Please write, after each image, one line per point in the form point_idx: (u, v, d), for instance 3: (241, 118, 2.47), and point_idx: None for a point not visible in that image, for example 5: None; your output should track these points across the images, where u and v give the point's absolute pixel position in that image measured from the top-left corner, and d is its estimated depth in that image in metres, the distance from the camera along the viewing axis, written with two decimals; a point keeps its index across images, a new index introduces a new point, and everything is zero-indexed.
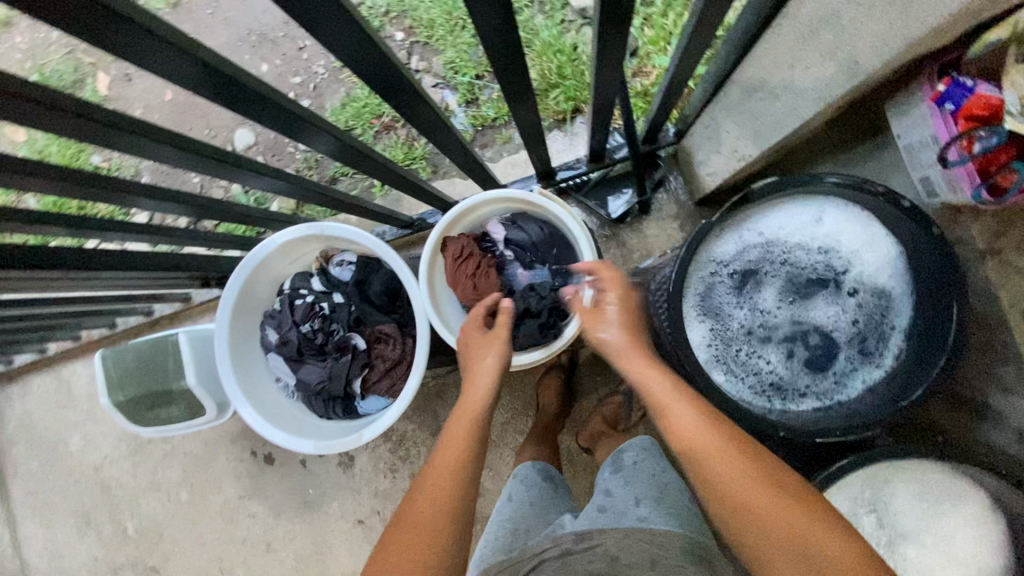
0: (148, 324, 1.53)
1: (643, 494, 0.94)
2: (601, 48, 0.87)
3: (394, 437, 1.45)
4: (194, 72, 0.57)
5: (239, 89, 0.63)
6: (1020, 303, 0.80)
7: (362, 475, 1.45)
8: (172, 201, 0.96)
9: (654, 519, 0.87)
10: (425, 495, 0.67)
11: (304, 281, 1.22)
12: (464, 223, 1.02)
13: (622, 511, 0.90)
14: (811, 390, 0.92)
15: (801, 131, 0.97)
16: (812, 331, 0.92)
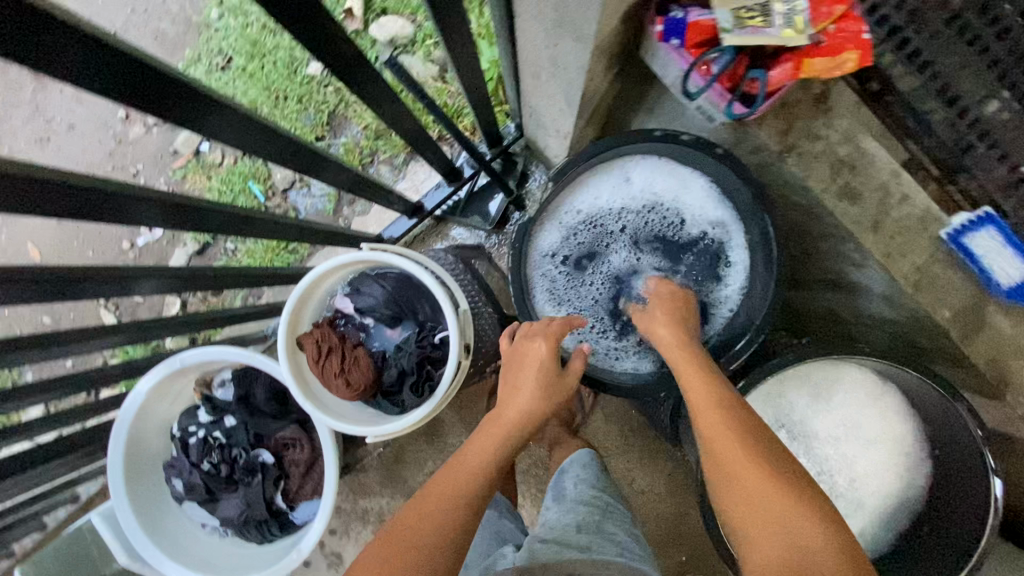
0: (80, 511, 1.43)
1: (585, 516, 0.93)
2: (370, 94, 0.86)
3: (372, 517, 1.37)
4: None
5: None
6: (834, 184, 0.82)
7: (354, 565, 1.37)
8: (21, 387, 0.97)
9: (600, 547, 0.85)
10: (430, 504, 0.65)
11: (190, 417, 1.15)
12: (310, 307, 0.98)
13: (566, 537, 0.88)
14: None
15: (599, 95, 0.98)
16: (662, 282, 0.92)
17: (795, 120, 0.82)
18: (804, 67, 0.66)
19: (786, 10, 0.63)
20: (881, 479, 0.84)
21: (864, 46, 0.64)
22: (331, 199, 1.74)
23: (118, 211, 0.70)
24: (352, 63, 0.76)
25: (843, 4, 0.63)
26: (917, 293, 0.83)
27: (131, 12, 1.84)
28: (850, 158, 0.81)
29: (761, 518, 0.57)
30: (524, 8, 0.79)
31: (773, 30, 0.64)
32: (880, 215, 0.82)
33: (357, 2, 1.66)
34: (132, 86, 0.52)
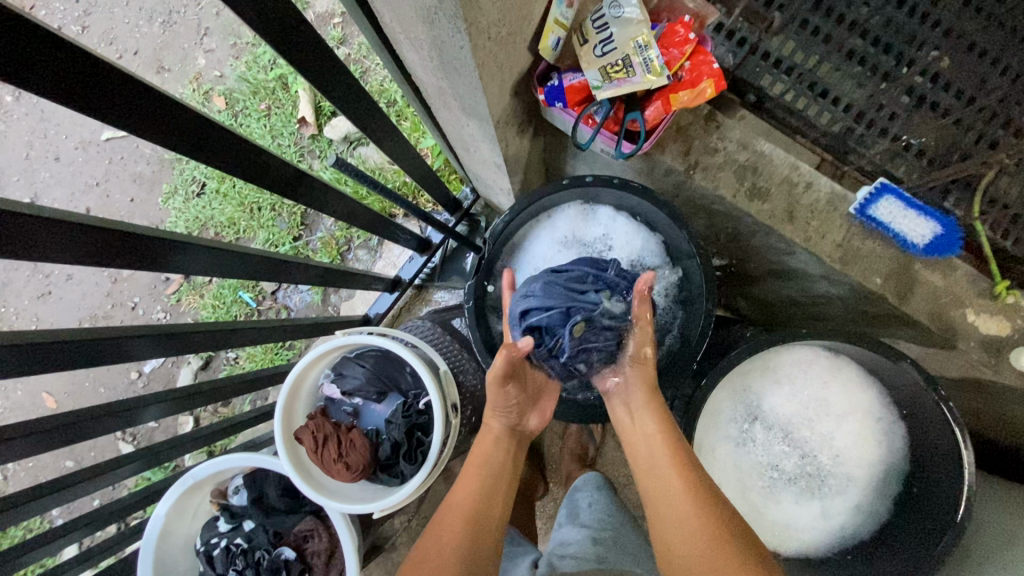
0: None
1: (598, 532, 0.93)
2: (320, 199, 0.96)
3: None
4: None
5: None
6: (743, 188, 0.90)
7: None
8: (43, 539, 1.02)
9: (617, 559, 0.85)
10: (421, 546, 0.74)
11: (211, 529, 1.19)
12: (301, 396, 1.04)
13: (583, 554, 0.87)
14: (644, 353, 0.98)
15: (525, 154, 1.09)
16: None
17: (691, 141, 0.91)
18: (673, 102, 0.75)
19: (642, 60, 0.73)
20: (861, 451, 0.87)
21: (716, 74, 0.74)
22: (317, 291, 1.84)
23: (123, 352, 0.83)
24: (297, 180, 0.86)
25: (690, 43, 0.74)
26: (845, 267, 0.88)
27: (109, 163, 2.01)
28: (750, 162, 0.90)
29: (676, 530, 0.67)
30: (434, 100, 0.90)
31: (636, 78, 0.74)
32: (791, 205, 0.89)
33: (309, 111, 1.81)
34: (98, 251, 0.65)
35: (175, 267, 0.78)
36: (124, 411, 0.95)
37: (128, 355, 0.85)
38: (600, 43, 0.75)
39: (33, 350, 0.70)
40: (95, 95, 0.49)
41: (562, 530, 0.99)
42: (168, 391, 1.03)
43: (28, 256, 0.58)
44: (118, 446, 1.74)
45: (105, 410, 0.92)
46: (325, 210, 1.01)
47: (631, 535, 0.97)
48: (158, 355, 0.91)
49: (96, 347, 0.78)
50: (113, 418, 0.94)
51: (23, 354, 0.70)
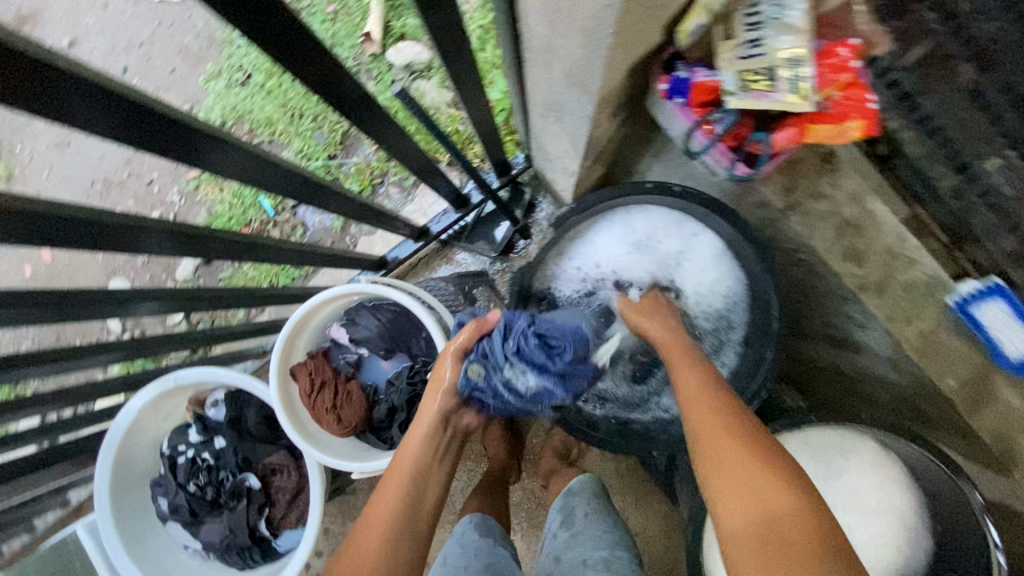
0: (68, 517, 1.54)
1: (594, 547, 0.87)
2: (377, 130, 0.87)
3: None
4: None
5: None
6: (838, 246, 0.81)
7: None
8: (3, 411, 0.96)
9: None
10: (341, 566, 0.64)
11: (180, 436, 1.14)
12: (308, 331, 0.97)
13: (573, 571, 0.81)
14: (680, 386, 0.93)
15: (606, 139, 0.98)
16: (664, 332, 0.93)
17: (800, 178, 0.81)
18: (809, 132, 0.66)
19: (791, 76, 0.63)
20: (880, 551, 0.79)
21: (869, 115, 0.64)
22: (338, 218, 1.75)
23: (131, 241, 0.74)
24: (360, 103, 0.76)
25: (850, 73, 0.63)
26: (919, 358, 0.81)
27: (156, 26, 1.88)
28: (856, 219, 0.80)
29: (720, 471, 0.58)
30: (534, 56, 0.79)
31: (778, 96, 0.64)
32: (885, 278, 0.80)
33: (377, 26, 1.68)
34: (129, 129, 0.55)
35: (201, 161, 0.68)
36: (111, 300, 0.87)
37: (135, 245, 0.76)
38: (747, 44, 0.64)
39: (41, 222, 0.60)
40: None
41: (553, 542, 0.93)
42: (163, 290, 0.94)
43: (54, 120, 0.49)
44: (103, 322, 1.68)
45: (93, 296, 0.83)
46: (380, 142, 0.92)
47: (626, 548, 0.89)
48: (161, 253, 0.82)
49: (106, 234, 0.69)
50: (101, 305, 0.86)
51: (30, 226, 0.60)
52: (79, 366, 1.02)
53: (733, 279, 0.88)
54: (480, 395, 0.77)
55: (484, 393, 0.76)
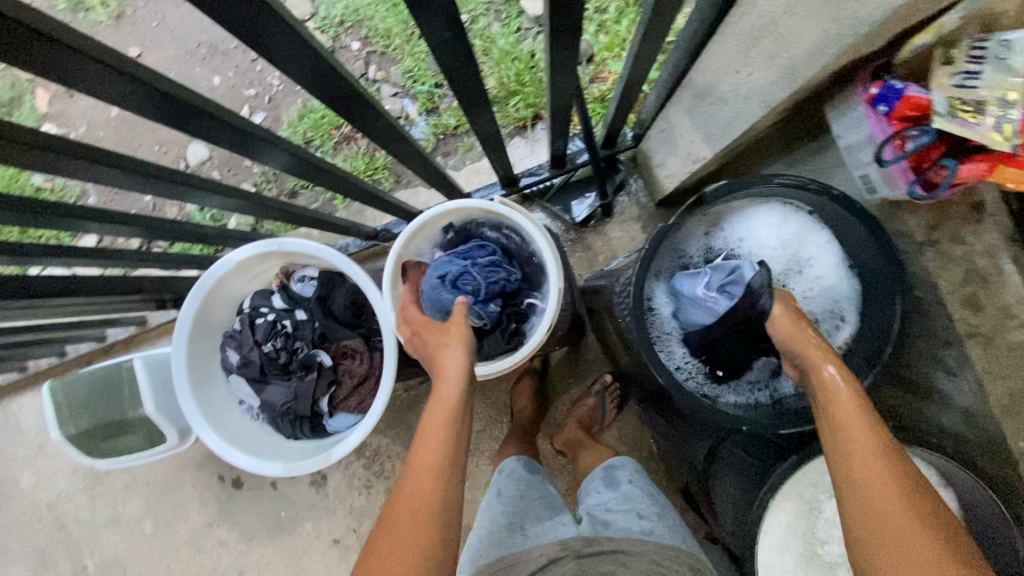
0: (100, 351, 1.59)
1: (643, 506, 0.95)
2: (558, 59, 0.90)
3: (367, 453, 1.50)
4: (149, 99, 0.63)
5: (191, 112, 0.68)
6: (959, 292, 0.85)
7: (335, 493, 1.49)
8: (122, 222, 0.99)
9: (660, 533, 0.88)
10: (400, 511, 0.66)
11: (265, 298, 1.19)
12: (429, 232, 1.00)
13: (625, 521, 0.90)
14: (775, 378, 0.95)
15: (753, 133, 1.01)
16: None
17: (945, 219, 0.85)
18: (998, 172, 0.69)
19: (1000, 114, 0.65)
20: None
21: None
22: (429, 145, 1.78)
23: (277, 52, 0.62)
24: (568, 25, 0.79)
25: None
26: (1001, 416, 0.86)
27: None
28: (984, 271, 0.84)
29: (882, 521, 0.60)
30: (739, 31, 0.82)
31: (979, 129, 0.66)
32: (993, 333, 0.85)
33: None
34: None
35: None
36: (225, 127, 0.75)
37: (279, 60, 0.64)
38: (965, 74, 0.67)
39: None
40: None
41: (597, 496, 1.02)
42: (311, 160, 0.97)
43: None
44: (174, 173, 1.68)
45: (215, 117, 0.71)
46: (552, 74, 0.95)
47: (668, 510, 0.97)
48: (300, 87, 0.72)
49: (324, 90, 0.74)
50: (212, 132, 0.75)
51: (273, 34, 0.58)
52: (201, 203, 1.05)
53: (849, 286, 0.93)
54: (465, 315, 0.96)
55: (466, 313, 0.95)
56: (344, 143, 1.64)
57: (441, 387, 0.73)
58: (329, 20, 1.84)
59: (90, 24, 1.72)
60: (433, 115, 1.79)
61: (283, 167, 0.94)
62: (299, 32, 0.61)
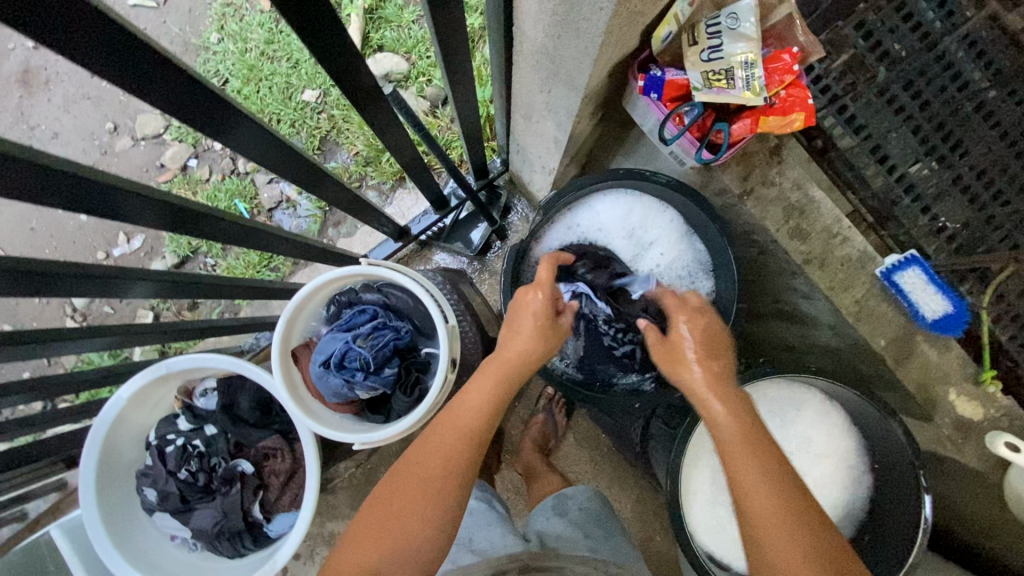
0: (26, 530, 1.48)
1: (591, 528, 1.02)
2: (379, 122, 0.94)
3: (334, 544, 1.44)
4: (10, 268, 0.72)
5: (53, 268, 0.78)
6: (787, 226, 0.94)
7: None
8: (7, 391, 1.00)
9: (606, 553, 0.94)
10: (413, 469, 0.72)
11: (169, 424, 1.15)
12: (305, 312, 1.01)
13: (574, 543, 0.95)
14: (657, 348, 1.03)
15: (583, 137, 1.09)
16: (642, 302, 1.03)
17: (753, 168, 0.94)
18: (762, 123, 0.79)
19: (746, 75, 0.75)
20: (830, 491, 0.93)
21: (809, 110, 0.77)
22: (316, 220, 1.79)
23: (112, 206, 0.71)
24: (369, 94, 0.83)
25: (792, 74, 0.76)
26: (857, 322, 0.94)
27: None
28: (800, 203, 0.94)
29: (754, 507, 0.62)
30: (522, 59, 0.90)
31: (734, 92, 0.76)
32: (826, 254, 0.94)
33: (356, 37, 1.77)
34: (222, 135, 0.71)
35: (165, 99, 0.57)
36: (70, 271, 0.81)
37: (114, 212, 0.73)
38: (709, 48, 0.76)
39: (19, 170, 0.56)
40: None
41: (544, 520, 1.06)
42: (187, 278, 1.03)
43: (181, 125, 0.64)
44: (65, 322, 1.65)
45: (63, 269, 0.79)
46: (378, 135, 0.99)
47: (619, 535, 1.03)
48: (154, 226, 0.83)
49: (177, 223, 0.84)
50: (74, 280, 0.83)
51: (111, 202, 0.70)
52: (93, 346, 1.09)
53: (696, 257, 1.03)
54: (355, 384, 0.96)
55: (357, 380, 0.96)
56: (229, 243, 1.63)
57: (470, 398, 0.75)
58: (184, 129, 1.84)
59: None
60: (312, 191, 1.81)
61: (164, 291, 1.01)
62: (137, 190, 0.73)
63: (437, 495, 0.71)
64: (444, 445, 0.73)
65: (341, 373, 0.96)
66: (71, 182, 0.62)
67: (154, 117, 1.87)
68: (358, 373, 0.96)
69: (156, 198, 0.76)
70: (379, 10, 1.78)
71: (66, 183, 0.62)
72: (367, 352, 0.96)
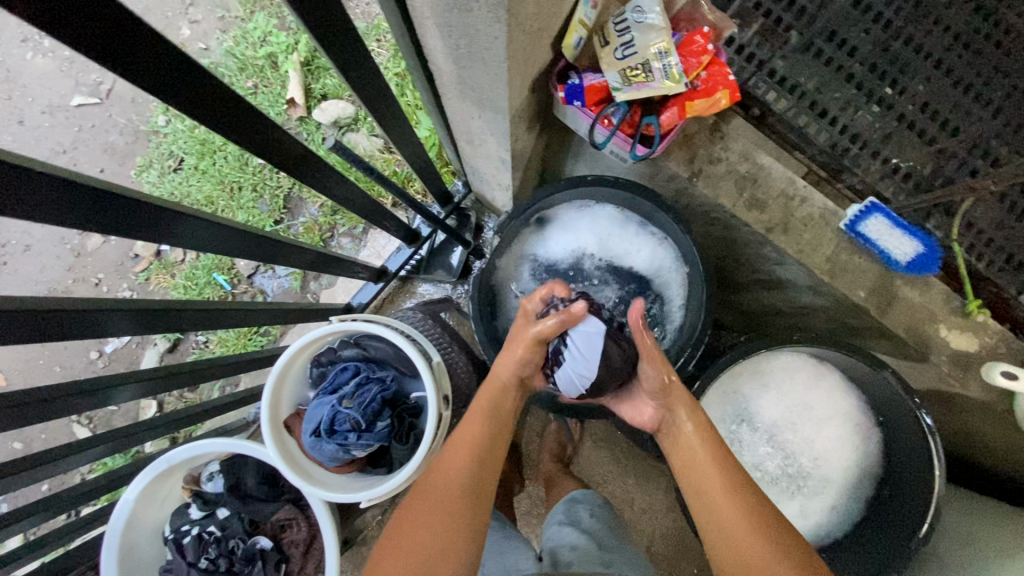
0: None
1: (601, 537, 1.05)
2: (321, 181, 0.94)
3: None
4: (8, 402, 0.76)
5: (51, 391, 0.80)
6: (741, 198, 0.93)
7: None
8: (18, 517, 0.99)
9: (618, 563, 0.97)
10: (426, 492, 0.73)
11: (181, 515, 1.15)
12: (287, 380, 1.01)
13: (586, 557, 0.99)
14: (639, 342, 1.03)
15: (529, 150, 1.09)
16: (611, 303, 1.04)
17: (697, 149, 0.93)
18: (688, 108, 0.78)
19: (662, 65, 0.75)
20: (842, 454, 0.91)
21: (730, 87, 0.77)
22: (296, 278, 1.79)
23: (78, 327, 0.72)
24: (300, 159, 0.83)
25: (707, 54, 0.76)
26: (832, 279, 0.92)
27: (78, 131, 1.91)
28: (751, 173, 0.93)
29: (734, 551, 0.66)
30: (447, 90, 0.90)
31: (655, 83, 0.76)
32: (788, 219, 0.93)
33: (298, 92, 1.77)
34: (181, 235, 0.72)
35: (77, 214, 0.57)
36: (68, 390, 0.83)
37: (84, 329, 0.74)
38: (621, 46, 0.76)
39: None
40: (93, 49, 0.46)
41: (556, 529, 1.11)
42: (175, 367, 1.03)
43: (137, 236, 0.66)
44: (72, 429, 1.66)
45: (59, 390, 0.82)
46: (325, 192, 0.99)
47: (627, 544, 1.07)
48: (138, 332, 0.84)
49: (158, 322, 0.86)
50: (70, 396, 0.85)
51: (88, 320, 0.72)
52: (99, 452, 1.09)
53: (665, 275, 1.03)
54: (349, 445, 0.95)
55: (349, 440, 0.95)
56: None
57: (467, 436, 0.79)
58: None
59: None
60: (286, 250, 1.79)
61: (154, 388, 1.01)
62: (113, 301, 0.75)
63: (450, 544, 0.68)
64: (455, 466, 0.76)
65: (331, 437, 0.95)
66: (35, 311, 0.64)
67: None
68: (352, 432, 0.95)
69: (135, 304, 0.78)
70: (315, 62, 1.79)
71: (31, 313, 0.64)
72: (355, 412, 0.96)
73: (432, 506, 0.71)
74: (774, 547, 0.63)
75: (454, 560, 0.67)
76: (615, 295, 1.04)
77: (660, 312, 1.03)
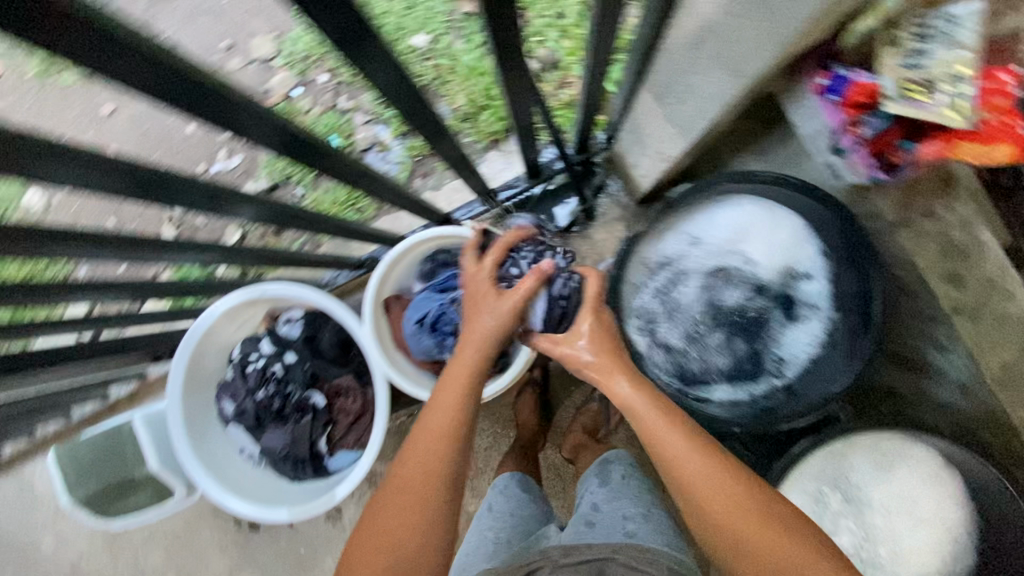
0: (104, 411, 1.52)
1: (630, 509, 1.01)
2: (510, 77, 0.88)
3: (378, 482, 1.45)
4: (111, 182, 0.62)
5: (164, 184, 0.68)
6: (942, 267, 0.85)
7: (350, 525, 1.44)
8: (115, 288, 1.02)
9: (642, 536, 0.92)
10: (408, 471, 0.70)
11: (253, 344, 1.18)
12: (406, 263, 1.01)
13: (612, 526, 0.95)
14: (765, 367, 1.00)
15: (718, 127, 1.00)
16: (749, 317, 1.01)
17: (917, 194, 0.83)
18: (954, 149, 0.70)
19: (951, 91, 0.65)
20: (927, 562, 0.83)
21: (1021, 141, 0.66)
22: (405, 169, 1.75)
23: (223, 121, 0.59)
24: (512, 44, 0.78)
25: (1005, 98, 0.65)
26: (998, 388, 0.86)
27: None
28: (963, 245, 0.83)
29: (729, 535, 0.64)
30: (684, 27, 0.81)
31: (932, 108, 0.66)
32: (980, 307, 0.84)
33: None
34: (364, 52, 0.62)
35: None
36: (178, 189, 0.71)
37: (228, 128, 0.61)
38: (911, 54, 0.67)
39: (119, 59, 0.44)
40: None
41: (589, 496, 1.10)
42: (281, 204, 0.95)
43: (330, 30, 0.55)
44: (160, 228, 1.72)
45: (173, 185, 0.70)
46: (505, 91, 0.93)
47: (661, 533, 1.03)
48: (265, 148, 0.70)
49: (294, 150, 0.73)
50: (170, 197, 0.72)
51: (238, 117, 0.59)
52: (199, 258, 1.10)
53: (819, 315, 0.97)
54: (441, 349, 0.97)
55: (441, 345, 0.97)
56: (322, 177, 1.59)
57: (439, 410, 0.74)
58: (294, 57, 1.80)
59: (45, 87, 1.67)
60: (406, 137, 1.75)
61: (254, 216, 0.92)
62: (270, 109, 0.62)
63: (428, 527, 0.67)
64: (429, 448, 0.71)
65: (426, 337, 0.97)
66: (198, 91, 0.51)
67: (266, 40, 1.84)
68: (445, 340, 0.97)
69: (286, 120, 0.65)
70: None
71: (196, 91, 0.51)
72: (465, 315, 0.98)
73: (409, 488, 0.69)
74: (781, 541, 0.61)
75: (430, 542, 0.67)
76: (758, 310, 1.01)
77: (800, 345, 0.98)
